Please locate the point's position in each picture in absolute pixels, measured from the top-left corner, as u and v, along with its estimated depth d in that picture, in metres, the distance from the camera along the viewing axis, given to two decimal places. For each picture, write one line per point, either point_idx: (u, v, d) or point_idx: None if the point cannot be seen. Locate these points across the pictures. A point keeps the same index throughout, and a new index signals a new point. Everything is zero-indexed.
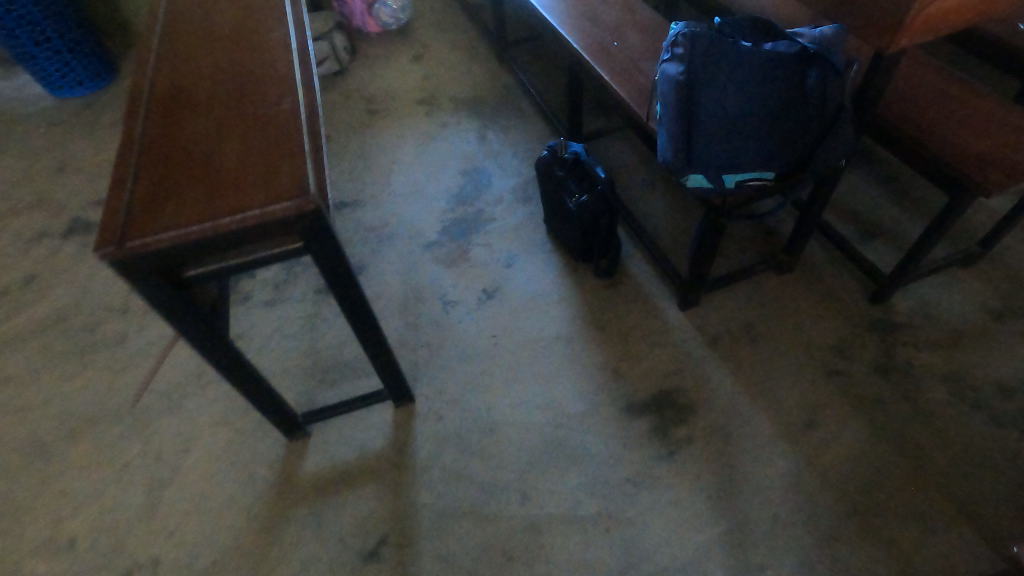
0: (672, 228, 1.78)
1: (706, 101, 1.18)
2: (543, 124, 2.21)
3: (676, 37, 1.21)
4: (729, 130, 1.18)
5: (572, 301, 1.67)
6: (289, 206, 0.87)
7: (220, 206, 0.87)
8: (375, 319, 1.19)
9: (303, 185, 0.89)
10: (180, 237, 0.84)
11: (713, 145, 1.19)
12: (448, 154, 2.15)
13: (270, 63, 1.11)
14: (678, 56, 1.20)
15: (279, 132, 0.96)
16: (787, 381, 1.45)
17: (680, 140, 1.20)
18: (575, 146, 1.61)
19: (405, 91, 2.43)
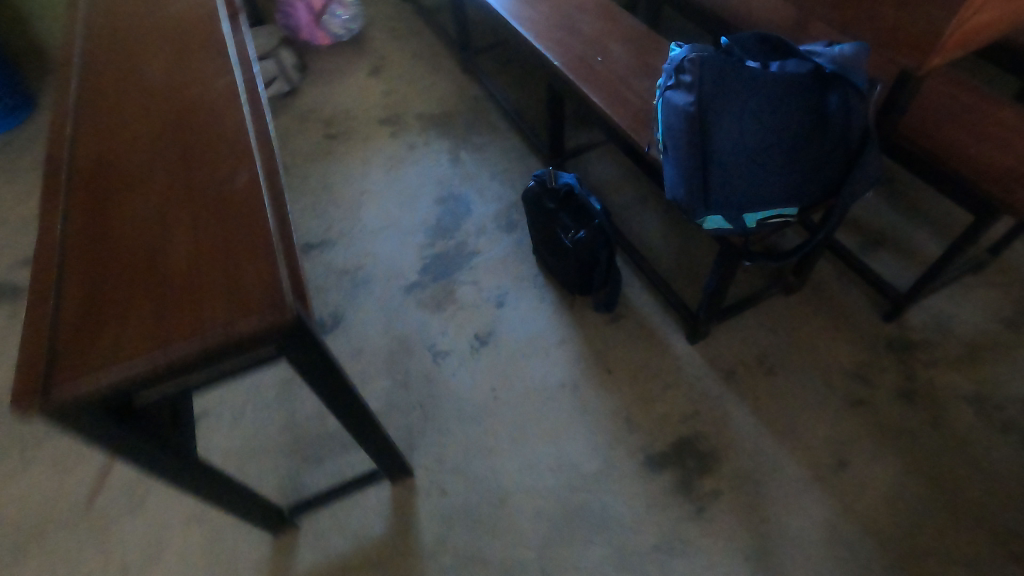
0: (670, 250, 1.67)
1: (721, 133, 1.06)
2: (519, 140, 2.06)
3: (681, 63, 1.08)
4: (748, 164, 1.06)
5: (573, 342, 1.54)
6: (261, 319, 0.70)
7: (172, 327, 0.70)
8: (367, 407, 1.03)
9: (275, 290, 0.72)
10: (125, 375, 0.66)
11: (731, 182, 1.06)
12: (420, 180, 1.98)
13: (215, 121, 0.93)
14: (684, 84, 1.08)
15: (238, 219, 0.79)
16: (810, 415, 1.37)
17: (694, 177, 1.07)
18: (567, 177, 1.46)
19: (366, 110, 2.24)
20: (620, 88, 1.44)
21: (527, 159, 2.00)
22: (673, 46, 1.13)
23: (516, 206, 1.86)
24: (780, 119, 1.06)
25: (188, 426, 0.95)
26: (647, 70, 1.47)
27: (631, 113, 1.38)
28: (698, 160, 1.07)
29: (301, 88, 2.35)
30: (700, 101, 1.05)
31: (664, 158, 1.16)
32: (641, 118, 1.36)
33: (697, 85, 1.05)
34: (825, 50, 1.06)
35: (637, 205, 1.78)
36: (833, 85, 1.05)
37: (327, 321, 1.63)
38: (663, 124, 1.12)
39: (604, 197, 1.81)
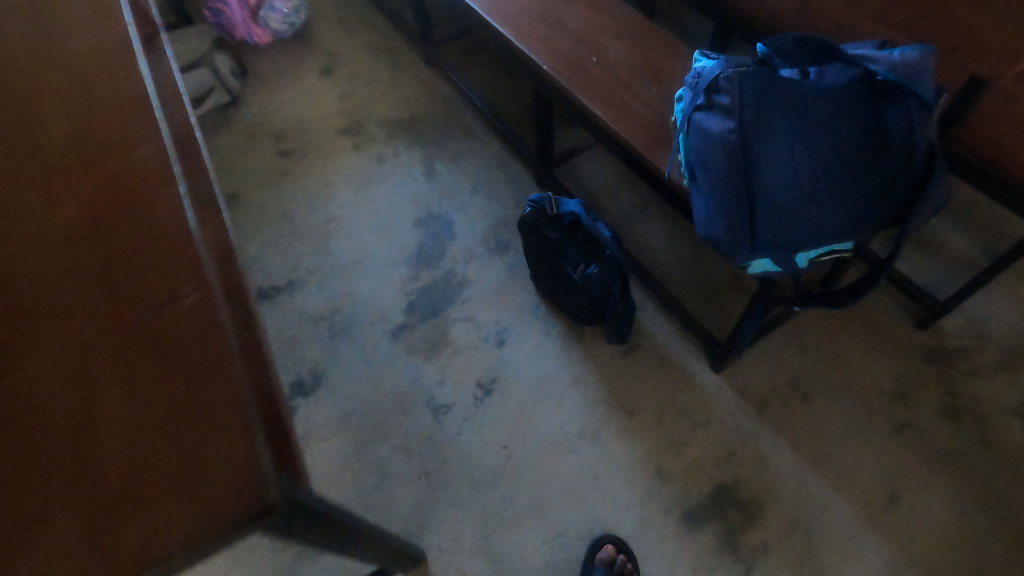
0: (682, 264, 1.51)
1: (768, 165, 0.89)
2: (498, 143, 1.85)
3: (717, 81, 0.90)
4: (801, 197, 0.90)
5: (588, 383, 1.38)
6: (243, 513, 0.51)
7: (108, 550, 0.48)
8: (374, 528, 0.86)
9: (259, 466, 0.53)
10: None
11: (781, 221, 0.90)
12: (394, 200, 1.76)
13: (141, 211, 0.70)
14: (720, 105, 0.91)
15: (193, 361, 0.59)
16: (852, 446, 1.26)
17: (738, 217, 0.91)
18: (571, 204, 1.27)
19: (322, 119, 1.98)
20: (624, 95, 1.25)
21: (511, 167, 1.79)
22: (699, 56, 0.96)
23: (506, 224, 1.67)
24: (833, 145, 0.90)
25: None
26: (651, 71, 1.28)
27: (641, 127, 1.19)
28: (742, 195, 0.90)
29: (243, 96, 2.06)
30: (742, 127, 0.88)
31: (693, 190, 0.99)
32: (655, 132, 1.18)
33: (738, 108, 0.88)
34: (880, 55, 0.91)
35: (639, 214, 1.61)
36: (893, 97, 0.90)
37: (305, 381, 1.44)
38: (693, 153, 0.95)
39: (602, 208, 1.64)
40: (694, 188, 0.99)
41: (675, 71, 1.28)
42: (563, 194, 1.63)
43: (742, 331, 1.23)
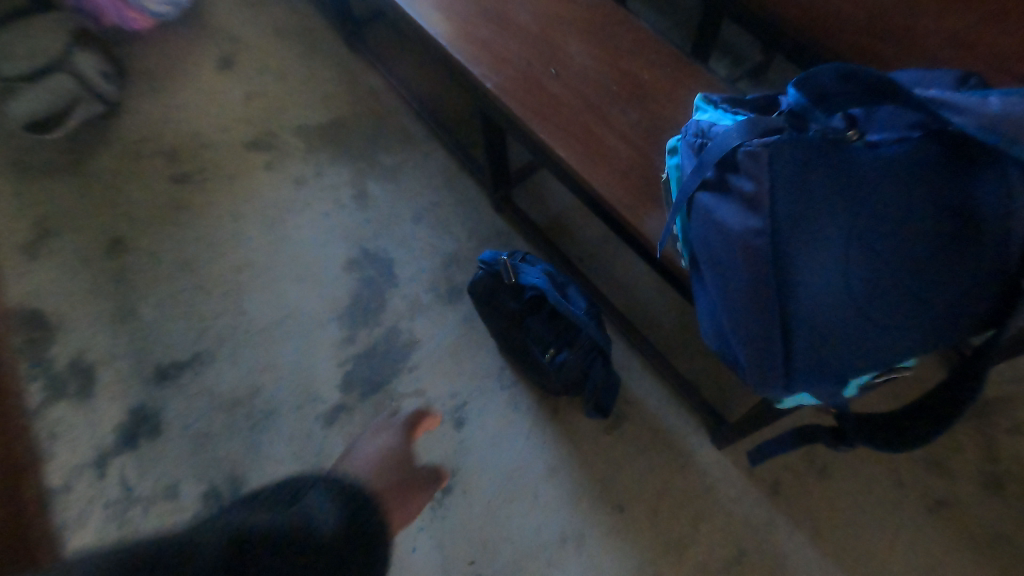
0: (671, 307, 1.25)
1: (810, 277, 0.62)
2: (443, 152, 1.52)
3: (740, 156, 0.62)
4: (851, 313, 0.63)
5: (566, 470, 1.15)
6: None
7: None
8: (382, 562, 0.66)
9: None
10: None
11: (827, 350, 0.64)
12: (319, 238, 1.43)
13: None
14: (737, 189, 0.63)
15: None
16: (881, 531, 1.06)
17: (768, 349, 0.64)
18: (531, 275, 1.00)
19: (224, 130, 1.61)
20: (594, 129, 0.94)
21: (460, 184, 1.47)
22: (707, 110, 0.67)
23: (458, 260, 1.37)
24: (896, 239, 0.63)
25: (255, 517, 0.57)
26: (627, 89, 0.97)
27: (619, 174, 0.90)
28: (772, 318, 0.62)
29: (124, 101, 1.66)
30: (771, 227, 0.60)
31: (698, 286, 0.73)
32: (637, 184, 0.89)
33: (765, 198, 0.60)
34: (963, 101, 0.62)
35: (617, 244, 1.33)
36: (982, 164, 0.62)
37: (222, 490, 1.17)
38: (699, 245, 0.68)
39: (571, 236, 1.35)
40: (701, 284, 0.72)
41: (657, 86, 0.97)
42: (525, 222, 1.33)
43: (756, 423, 0.98)
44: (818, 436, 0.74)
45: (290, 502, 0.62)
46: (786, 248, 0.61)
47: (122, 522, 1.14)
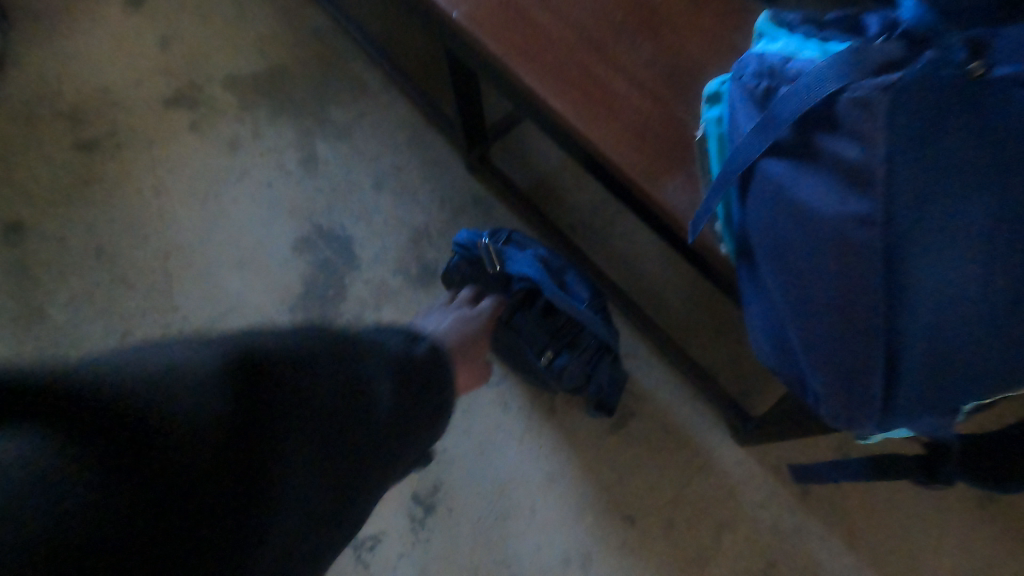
0: (682, 283, 1.07)
1: (928, 289, 0.41)
2: (405, 103, 1.27)
3: (843, 105, 0.41)
4: (990, 335, 0.41)
5: (566, 480, 0.99)
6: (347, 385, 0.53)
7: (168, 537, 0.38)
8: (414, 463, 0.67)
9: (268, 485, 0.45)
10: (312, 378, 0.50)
11: (939, 382, 0.45)
12: (261, 214, 1.20)
13: None
14: (832, 155, 0.43)
15: None
16: (925, 533, 0.94)
17: (860, 380, 0.46)
18: (523, 263, 0.84)
19: (136, 84, 1.33)
20: (596, 72, 0.72)
21: (427, 142, 1.24)
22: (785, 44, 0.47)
23: (430, 234, 1.16)
24: None
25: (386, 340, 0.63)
26: (637, 16, 0.74)
27: (630, 132, 0.69)
28: (875, 344, 0.43)
29: (8, 51, 1.35)
30: (887, 216, 0.40)
31: (751, 282, 0.54)
32: (656, 145, 0.68)
33: (882, 172, 0.40)
34: None
35: (617, 209, 1.13)
36: None
37: None
38: (761, 232, 0.49)
39: (562, 202, 1.14)
40: (757, 280, 0.54)
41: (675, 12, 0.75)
42: (507, 186, 1.11)
43: (774, 419, 0.83)
44: (904, 471, 0.59)
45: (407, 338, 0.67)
46: (908, 248, 0.40)
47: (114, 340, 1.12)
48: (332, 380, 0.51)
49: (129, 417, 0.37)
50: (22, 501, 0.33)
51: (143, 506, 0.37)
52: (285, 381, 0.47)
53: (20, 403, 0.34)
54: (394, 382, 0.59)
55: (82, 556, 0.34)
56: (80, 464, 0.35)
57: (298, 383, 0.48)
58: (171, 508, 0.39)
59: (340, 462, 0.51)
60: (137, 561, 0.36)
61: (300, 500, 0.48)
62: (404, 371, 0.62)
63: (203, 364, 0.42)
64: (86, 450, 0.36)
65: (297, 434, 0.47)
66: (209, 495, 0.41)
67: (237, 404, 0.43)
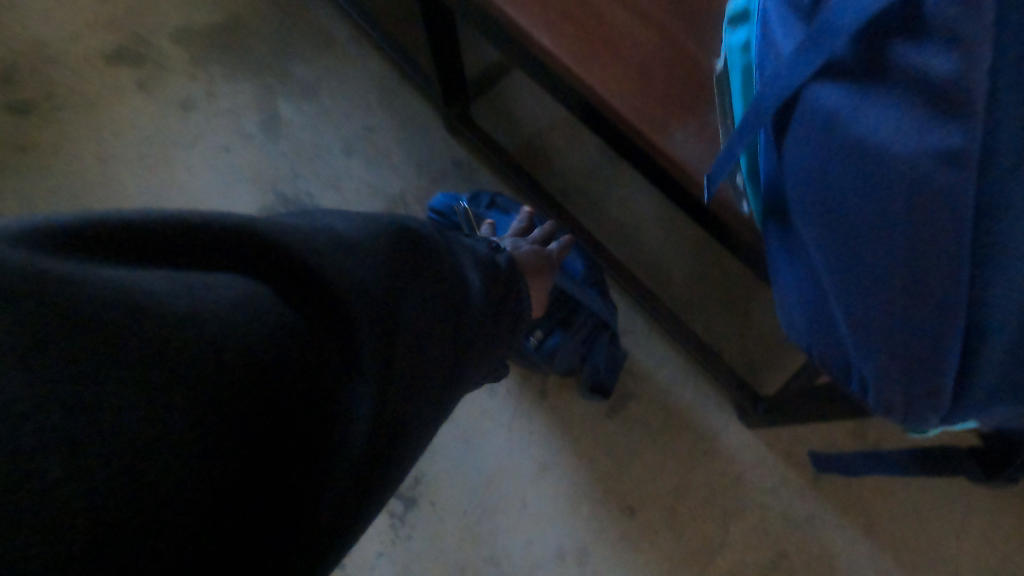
0: (684, 252, 0.97)
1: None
2: (376, 57, 1.14)
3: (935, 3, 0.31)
4: None
5: (559, 469, 0.91)
6: (448, 274, 0.47)
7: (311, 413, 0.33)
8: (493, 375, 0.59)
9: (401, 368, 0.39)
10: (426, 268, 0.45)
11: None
12: (218, 182, 1.08)
13: None
14: (909, 72, 0.33)
15: None
16: (949, 519, 0.86)
17: (920, 367, 0.36)
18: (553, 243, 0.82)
19: (74, 39, 1.19)
20: (590, 3, 0.61)
21: (402, 100, 1.11)
22: None
23: (407, 202, 1.05)
24: None
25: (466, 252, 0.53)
26: None
27: (632, 75, 0.58)
28: (950, 321, 0.34)
29: None
30: (981, 151, 0.31)
31: (781, 245, 0.45)
32: (662, 88, 0.58)
33: (981, 90, 0.30)
34: None
35: (612, 172, 1.02)
36: None
37: None
38: (799, 180, 0.39)
39: (552, 164, 1.03)
40: (790, 243, 0.44)
41: None
42: (491, 147, 1.00)
43: (789, 403, 0.75)
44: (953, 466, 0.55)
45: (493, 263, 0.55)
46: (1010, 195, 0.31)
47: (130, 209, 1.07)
48: (437, 264, 0.46)
49: (276, 266, 0.34)
50: (158, 340, 0.27)
51: (277, 368, 0.31)
52: (408, 258, 0.43)
53: (159, 235, 0.31)
54: (485, 281, 0.51)
55: (218, 408, 0.28)
56: (226, 304, 0.30)
57: (417, 263, 0.44)
58: (303, 376, 0.33)
59: (446, 357, 0.45)
60: (253, 433, 0.30)
61: (412, 396, 0.41)
62: (491, 271, 0.53)
63: (335, 231, 0.38)
64: (234, 292, 0.31)
65: (414, 320, 0.41)
66: (335, 372, 0.34)
67: (372, 268, 0.39)
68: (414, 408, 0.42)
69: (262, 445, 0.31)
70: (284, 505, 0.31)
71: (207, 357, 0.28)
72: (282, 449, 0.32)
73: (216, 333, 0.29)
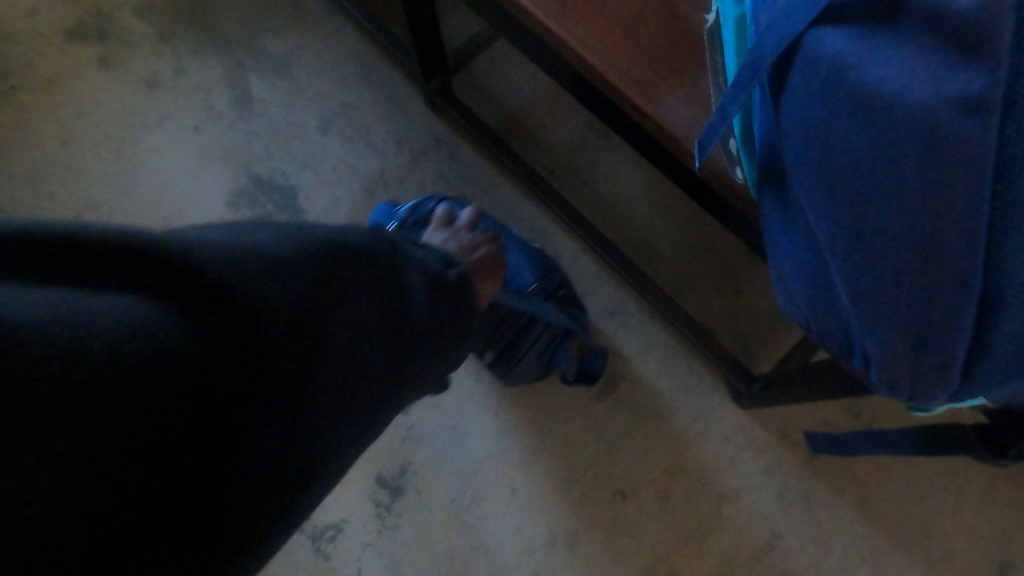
0: (673, 229, 0.94)
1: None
2: (350, 29, 1.09)
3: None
4: None
5: (549, 454, 0.89)
6: (389, 283, 0.47)
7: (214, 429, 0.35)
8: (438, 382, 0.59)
9: (314, 385, 0.40)
10: (363, 280, 0.45)
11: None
12: (187, 164, 1.03)
13: None
14: (924, 13, 0.30)
15: None
16: (943, 497, 0.85)
17: (926, 340, 0.33)
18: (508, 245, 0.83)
19: (31, 13, 1.12)
20: None
21: (379, 75, 1.06)
22: None
23: (386, 182, 1.01)
24: None
25: (418, 261, 0.53)
26: None
27: (617, 36, 0.55)
28: (966, 289, 0.31)
29: None
30: (1003, 97, 0.28)
31: (778, 214, 0.42)
32: (649, 50, 0.54)
33: (1002, 31, 0.28)
34: None
35: (598, 147, 0.98)
36: None
37: None
38: (796, 139, 0.35)
39: (536, 140, 0.99)
40: (788, 214, 0.41)
41: None
42: (472, 123, 0.96)
43: (782, 382, 0.72)
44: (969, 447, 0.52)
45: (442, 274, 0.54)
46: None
47: (95, 193, 1.02)
48: (377, 275, 0.46)
49: (191, 288, 0.34)
50: (54, 362, 0.28)
51: (181, 386, 0.33)
52: (340, 270, 0.43)
53: (70, 252, 0.29)
54: (434, 292, 0.52)
55: (106, 425, 0.30)
56: (132, 322, 0.31)
57: (350, 276, 0.44)
58: (206, 395, 0.34)
59: (373, 371, 0.45)
60: (151, 445, 0.32)
61: (338, 410, 0.42)
62: (440, 281, 0.54)
63: (259, 248, 0.38)
64: (141, 318, 0.32)
65: (336, 335, 0.42)
66: (244, 391, 0.36)
67: (295, 285, 0.39)
68: (333, 422, 0.42)
69: (160, 456, 0.32)
70: (179, 514, 0.33)
71: (88, 386, 0.29)
72: (183, 461, 0.33)
73: (116, 351, 0.30)
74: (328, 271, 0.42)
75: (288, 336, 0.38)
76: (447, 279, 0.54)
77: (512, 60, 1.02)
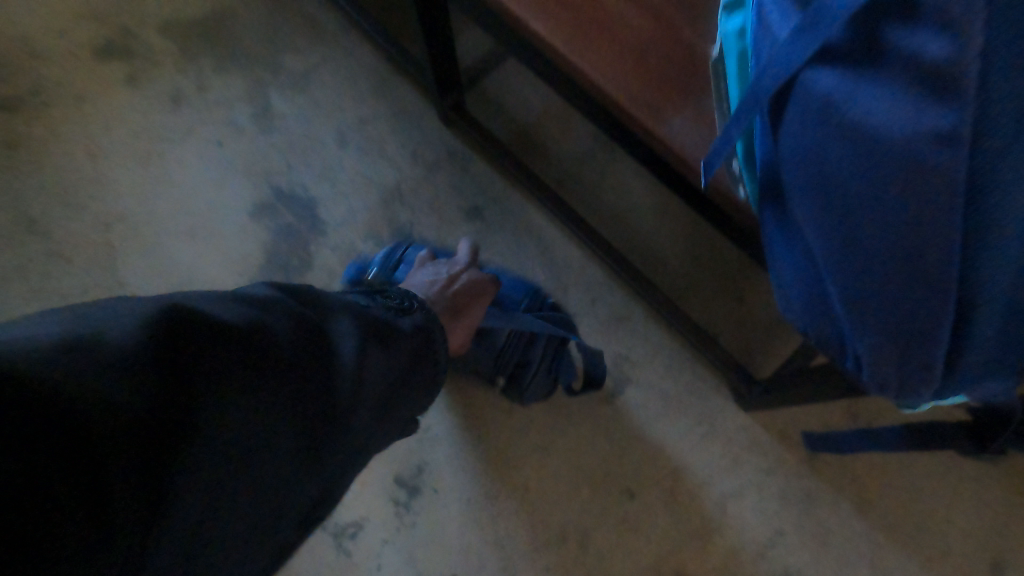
0: (677, 239, 0.98)
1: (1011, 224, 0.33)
2: (366, 47, 1.14)
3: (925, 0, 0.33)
4: None
5: (560, 455, 0.92)
6: (302, 345, 0.46)
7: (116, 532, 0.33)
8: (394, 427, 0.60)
9: (225, 467, 0.40)
10: (264, 348, 0.43)
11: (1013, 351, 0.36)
12: (210, 177, 1.08)
13: None
14: (905, 55, 0.34)
15: None
16: (936, 495, 0.88)
17: (912, 342, 0.37)
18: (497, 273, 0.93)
19: (60, 33, 1.17)
20: None
21: (395, 91, 1.11)
22: None
23: (402, 192, 1.05)
24: None
25: (338, 318, 0.52)
26: None
27: (628, 61, 0.59)
28: (945, 295, 0.35)
29: None
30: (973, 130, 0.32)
31: (778, 228, 0.46)
32: (658, 74, 0.58)
33: (972, 72, 0.32)
34: None
35: (604, 160, 1.03)
36: None
37: None
38: (792, 162, 0.39)
39: (545, 153, 1.04)
40: (785, 229, 0.45)
41: None
42: (484, 137, 1.00)
43: (783, 384, 0.76)
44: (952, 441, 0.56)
45: (365, 332, 0.52)
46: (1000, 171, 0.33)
47: (122, 204, 1.06)
48: (287, 346, 0.45)
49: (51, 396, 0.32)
50: None
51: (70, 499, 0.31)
52: (232, 351, 0.41)
53: None
54: (360, 348, 0.51)
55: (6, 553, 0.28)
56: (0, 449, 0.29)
57: (246, 353, 0.42)
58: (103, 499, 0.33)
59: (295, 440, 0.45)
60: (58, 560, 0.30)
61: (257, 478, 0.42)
62: (370, 336, 0.53)
63: (124, 345, 0.36)
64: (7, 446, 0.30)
65: (244, 413, 0.41)
66: (149, 486, 0.35)
67: (171, 377, 0.37)
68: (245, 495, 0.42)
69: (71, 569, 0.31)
70: None
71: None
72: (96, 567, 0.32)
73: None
74: (204, 351, 0.40)
75: (177, 427, 0.37)
76: (369, 337, 0.52)
77: (522, 77, 1.07)
